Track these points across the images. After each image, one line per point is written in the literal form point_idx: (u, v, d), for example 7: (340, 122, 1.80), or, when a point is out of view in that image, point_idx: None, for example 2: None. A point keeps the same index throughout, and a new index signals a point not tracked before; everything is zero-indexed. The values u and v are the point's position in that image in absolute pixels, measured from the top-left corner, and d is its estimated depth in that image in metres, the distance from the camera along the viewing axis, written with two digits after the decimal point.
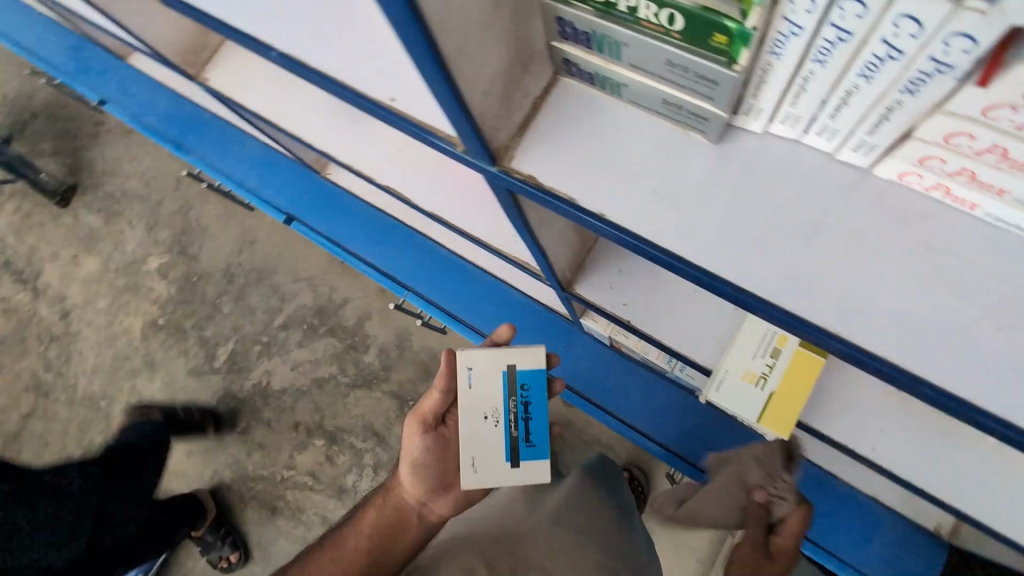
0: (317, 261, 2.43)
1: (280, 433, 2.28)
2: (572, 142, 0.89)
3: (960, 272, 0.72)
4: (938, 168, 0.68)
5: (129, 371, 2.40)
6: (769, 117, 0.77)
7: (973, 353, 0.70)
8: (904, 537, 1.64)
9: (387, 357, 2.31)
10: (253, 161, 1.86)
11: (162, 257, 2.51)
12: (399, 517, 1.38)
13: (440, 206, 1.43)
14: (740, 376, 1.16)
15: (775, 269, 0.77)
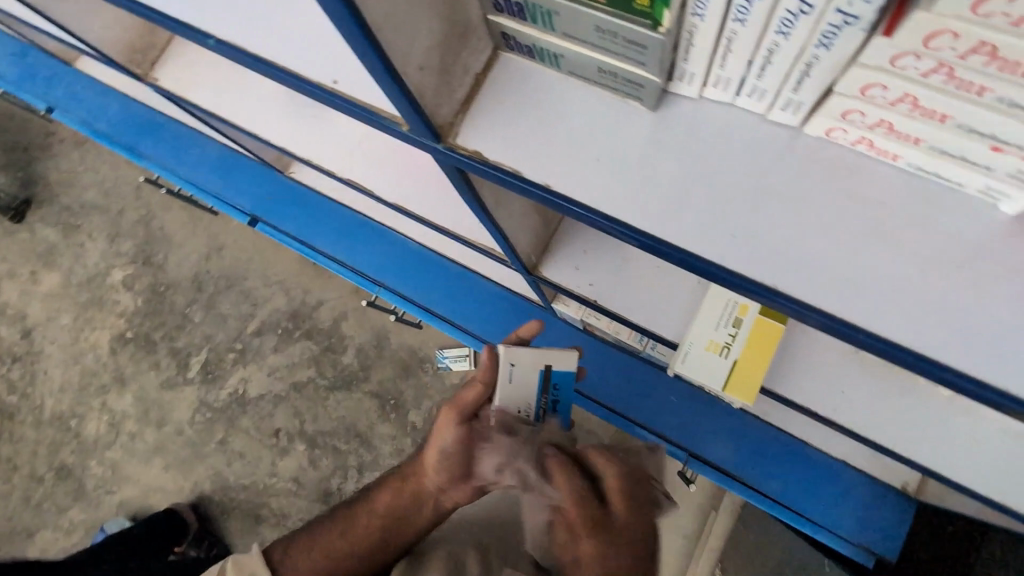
0: (289, 263, 2.15)
1: (259, 442, 2.02)
2: (502, 103, 0.64)
3: (923, 249, 0.54)
4: (858, 123, 0.52)
5: (99, 386, 2.14)
6: (702, 82, 0.57)
7: (957, 315, 0.52)
8: (877, 499, 1.36)
9: (365, 356, 2.04)
10: (214, 164, 1.83)
11: (126, 268, 2.21)
12: (414, 501, 0.87)
13: (402, 196, 1.25)
14: (702, 347, 0.99)
15: (706, 225, 0.58)
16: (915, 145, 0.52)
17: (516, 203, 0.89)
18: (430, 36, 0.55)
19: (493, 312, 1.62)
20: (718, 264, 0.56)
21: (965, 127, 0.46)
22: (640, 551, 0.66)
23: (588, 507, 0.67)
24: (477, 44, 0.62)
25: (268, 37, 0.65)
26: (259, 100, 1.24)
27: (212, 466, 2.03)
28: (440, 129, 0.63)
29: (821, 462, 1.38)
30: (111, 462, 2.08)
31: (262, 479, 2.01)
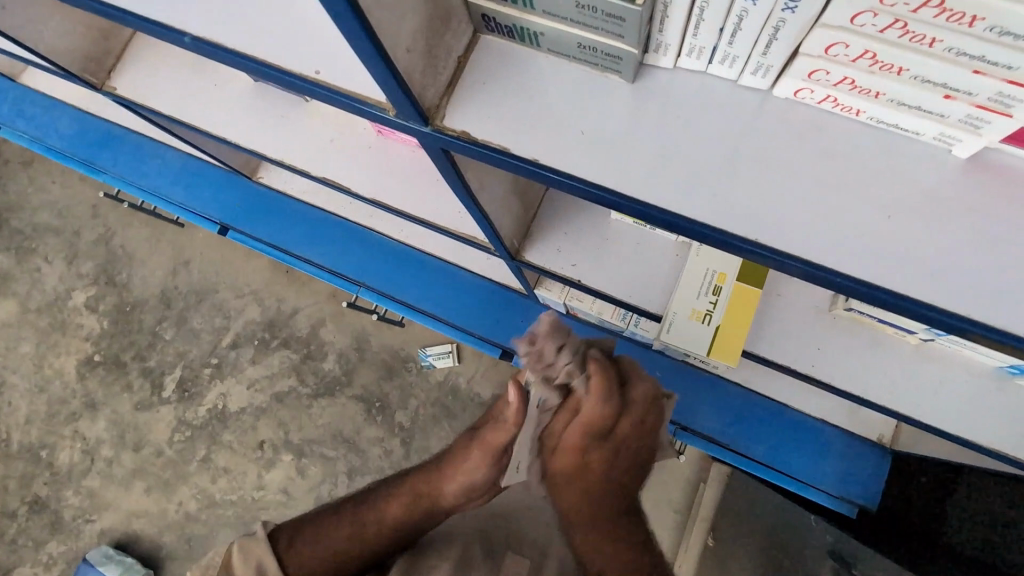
0: (260, 272, 2.10)
1: (244, 455, 1.98)
2: (485, 84, 0.64)
3: (892, 197, 0.56)
4: (824, 82, 0.54)
5: (69, 414, 2.06)
6: (677, 53, 0.58)
7: (929, 256, 0.55)
8: (857, 453, 1.42)
9: (346, 361, 2.02)
10: (176, 173, 1.77)
11: (88, 289, 2.13)
12: (430, 517, 0.86)
13: (377, 189, 1.22)
14: (686, 316, 1.00)
15: (690, 188, 0.59)
16: (877, 100, 0.54)
17: (496, 185, 0.89)
18: (415, 17, 0.56)
19: (477, 304, 1.62)
20: (699, 223, 0.58)
21: (921, 79, 0.49)
22: (613, 462, 0.82)
23: (603, 417, 0.80)
24: (458, 27, 0.62)
25: (244, 28, 0.63)
26: (230, 103, 1.25)
27: (196, 485, 1.97)
28: (428, 112, 0.62)
29: (803, 423, 1.44)
30: (89, 491, 2.01)
31: (249, 493, 1.96)
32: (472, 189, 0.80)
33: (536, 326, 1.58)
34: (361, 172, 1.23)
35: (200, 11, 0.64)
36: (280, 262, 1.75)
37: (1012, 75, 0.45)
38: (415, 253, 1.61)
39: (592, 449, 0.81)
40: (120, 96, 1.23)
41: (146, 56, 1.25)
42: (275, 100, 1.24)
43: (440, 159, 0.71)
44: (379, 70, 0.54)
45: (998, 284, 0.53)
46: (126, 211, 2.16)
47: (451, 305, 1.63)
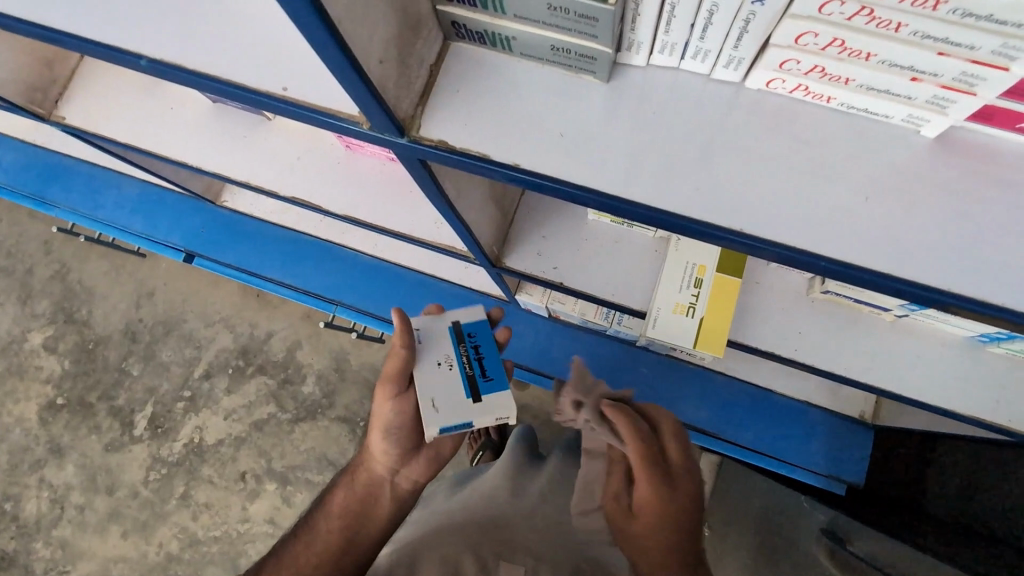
0: (230, 298, 2.04)
1: (226, 488, 1.91)
2: (460, 91, 0.63)
3: (865, 179, 0.58)
4: (795, 71, 0.56)
5: (33, 462, 1.96)
6: (649, 50, 0.60)
7: (905, 233, 0.57)
8: (842, 430, 1.46)
9: (326, 383, 1.97)
10: (135, 202, 1.71)
11: (46, 330, 2.04)
12: (374, 489, 0.85)
13: (348, 205, 1.20)
14: (670, 310, 1.00)
15: (670, 182, 0.59)
16: (846, 86, 0.56)
17: (473, 193, 0.88)
18: (388, 27, 0.55)
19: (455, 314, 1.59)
20: (684, 217, 0.59)
21: (889, 63, 0.51)
22: (683, 504, 0.74)
23: (651, 448, 0.78)
24: (429, 36, 0.62)
25: (201, 47, 0.61)
26: (188, 126, 1.22)
27: (176, 524, 1.90)
28: (403, 122, 0.62)
29: (787, 406, 1.48)
30: (60, 540, 1.91)
31: (234, 527, 1.89)
32: (452, 199, 0.80)
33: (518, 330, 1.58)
34: (330, 189, 1.20)
35: (149, 31, 0.62)
36: (253, 286, 1.70)
37: (974, 55, 0.47)
38: (389, 266, 1.59)
39: (660, 486, 0.74)
40: (71, 126, 1.19)
41: (99, 83, 1.22)
42: (241, 123, 1.22)
43: (419, 171, 0.70)
44: (349, 81, 0.53)
45: (977, 256, 0.55)
46: (81, 245, 2.08)
47: None
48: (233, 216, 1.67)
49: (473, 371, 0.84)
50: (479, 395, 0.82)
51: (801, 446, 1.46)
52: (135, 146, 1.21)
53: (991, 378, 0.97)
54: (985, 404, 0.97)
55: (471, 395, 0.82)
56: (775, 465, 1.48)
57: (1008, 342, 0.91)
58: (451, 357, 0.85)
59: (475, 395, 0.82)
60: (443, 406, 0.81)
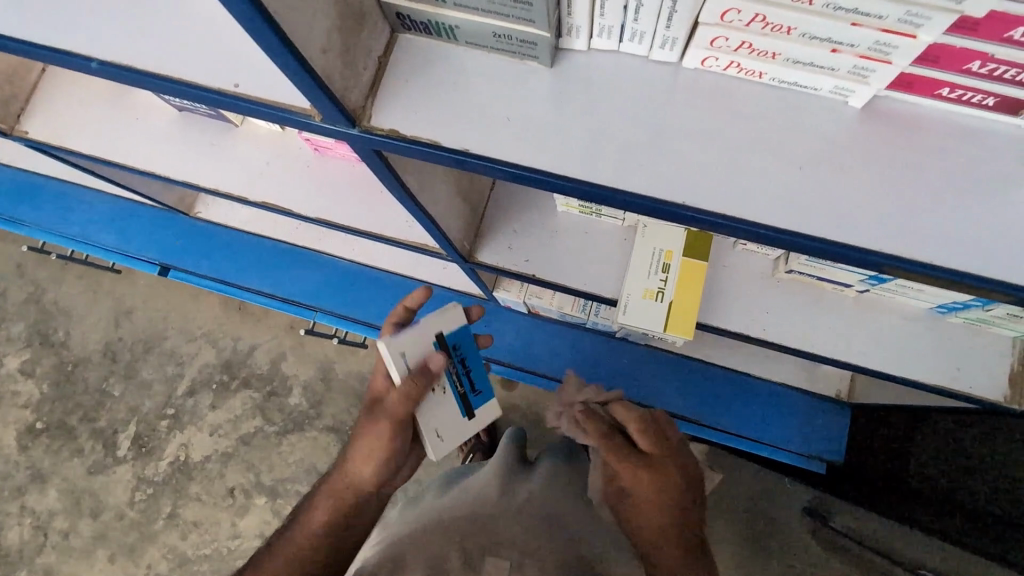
0: (211, 313, 2.02)
1: (214, 505, 1.88)
2: (409, 81, 0.64)
3: (806, 151, 0.60)
4: (726, 48, 0.58)
5: (13, 489, 1.91)
6: (589, 34, 0.61)
7: (856, 203, 0.58)
8: (820, 411, 1.49)
9: (312, 394, 1.95)
10: (103, 216, 1.69)
11: (22, 353, 1.99)
12: (356, 499, 0.84)
13: (320, 209, 1.18)
14: (639, 296, 1.00)
15: (621, 163, 0.60)
16: (774, 60, 0.58)
17: (438, 186, 0.88)
18: (328, 19, 0.55)
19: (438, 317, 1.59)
20: (634, 195, 0.59)
21: (809, 36, 0.53)
22: (667, 482, 0.84)
23: (621, 442, 0.86)
24: (375, 28, 0.62)
25: (151, 44, 0.61)
26: (155, 137, 1.22)
27: (165, 545, 1.86)
28: (354, 113, 0.62)
29: (766, 390, 1.50)
30: (44, 569, 1.86)
31: (224, 545, 1.86)
32: (414, 191, 0.80)
33: (499, 328, 1.58)
34: (300, 192, 1.19)
35: (99, 34, 0.62)
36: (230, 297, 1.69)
37: (885, 24, 0.49)
38: (370, 271, 1.59)
39: (641, 473, 0.84)
40: (33, 139, 1.18)
41: (58, 97, 1.21)
42: (208, 131, 1.23)
43: (377, 163, 0.70)
44: (295, 74, 0.54)
45: (928, 222, 0.57)
46: (55, 266, 2.04)
47: None
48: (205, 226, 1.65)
49: (465, 388, 0.91)
50: (471, 412, 0.91)
51: (782, 427, 1.49)
52: (102, 156, 1.21)
53: (953, 349, 0.99)
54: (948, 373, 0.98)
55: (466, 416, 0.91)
56: (759, 449, 1.50)
57: (964, 311, 0.94)
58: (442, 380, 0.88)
59: (469, 411, 0.91)
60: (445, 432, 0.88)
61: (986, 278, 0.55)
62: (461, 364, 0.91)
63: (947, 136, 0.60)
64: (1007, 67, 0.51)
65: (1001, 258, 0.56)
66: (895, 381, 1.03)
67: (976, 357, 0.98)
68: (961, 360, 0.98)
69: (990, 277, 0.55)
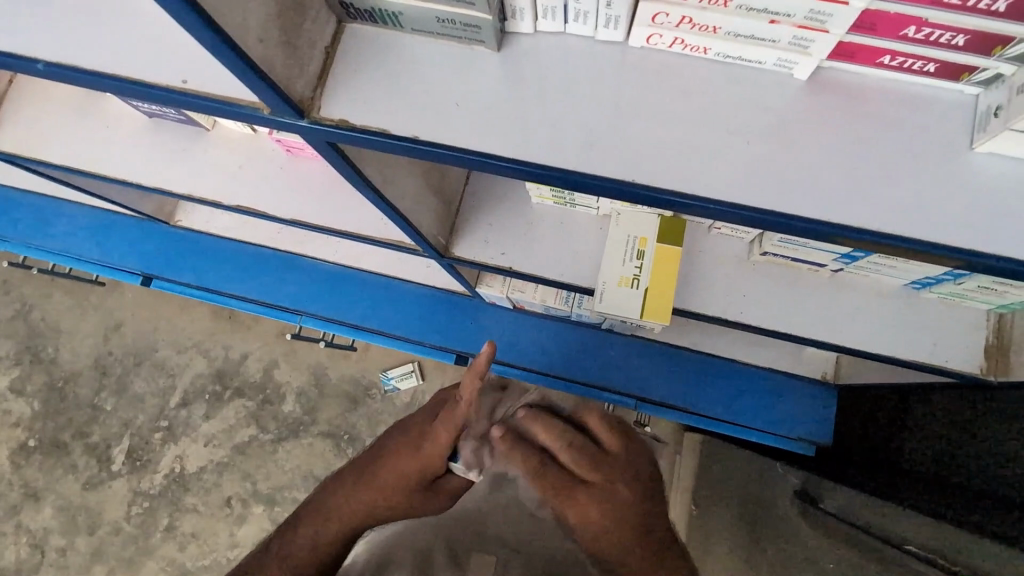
0: (200, 323, 2.01)
1: (212, 516, 1.87)
2: (357, 70, 0.63)
3: (758, 125, 0.60)
4: (668, 24, 0.58)
5: (8, 508, 1.90)
6: (533, 16, 0.61)
7: (812, 175, 0.58)
8: (805, 393, 1.50)
9: (307, 400, 1.94)
10: (81, 228, 1.68)
11: (12, 371, 1.98)
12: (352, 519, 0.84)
13: (294, 209, 1.17)
14: (616, 284, 0.99)
15: (580, 146, 0.60)
16: (717, 34, 0.58)
17: (406, 181, 0.88)
18: (264, 8, 0.54)
19: (425, 316, 1.60)
20: (586, 174, 0.59)
21: (746, 7, 0.54)
22: (618, 504, 0.74)
23: (557, 474, 0.76)
24: (318, 17, 0.61)
25: (101, 44, 0.60)
26: (129, 145, 1.23)
27: (163, 557, 1.85)
28: (302, 105, 0.61)
29: (753, 373, 1.51)
30: None
31: (223, 556, 1.85)
32: (374, 183, 0.79)
33: (485, 325, 1.58)
34: (274, 195, 1.18)
35: (45, 35, 0.60)
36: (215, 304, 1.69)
37: None
38: (354, 273, 1.59)
39: (588, 507, 0.72)
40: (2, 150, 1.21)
41: (29, 111, 1.23)
42: (179, 137, 1.23)
43: (335, 156, 0.70)
44: (233, 66, 0.53)
45: (886, 190, 0.58)
46: (42, 282, 2.03)
47: (397, 319, 1.60)
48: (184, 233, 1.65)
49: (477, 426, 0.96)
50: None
51: (769, 411, 1.50)
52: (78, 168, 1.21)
53: (926, 321, 1.04)
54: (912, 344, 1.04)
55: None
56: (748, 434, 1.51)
57: (939, 286, 0.97)
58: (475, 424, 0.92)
59: None
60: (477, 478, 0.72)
61: (929, 241, 0.56)
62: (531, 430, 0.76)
63: (888, 104, 0.60)
64: (942, 32, 0.52)
65: (946, 222, 0.56)
66: (873, 357, 1.05)
67: (940, 327, 1.03)
68: (928, 331, 1.04)
69: (935, 241, 0.56)
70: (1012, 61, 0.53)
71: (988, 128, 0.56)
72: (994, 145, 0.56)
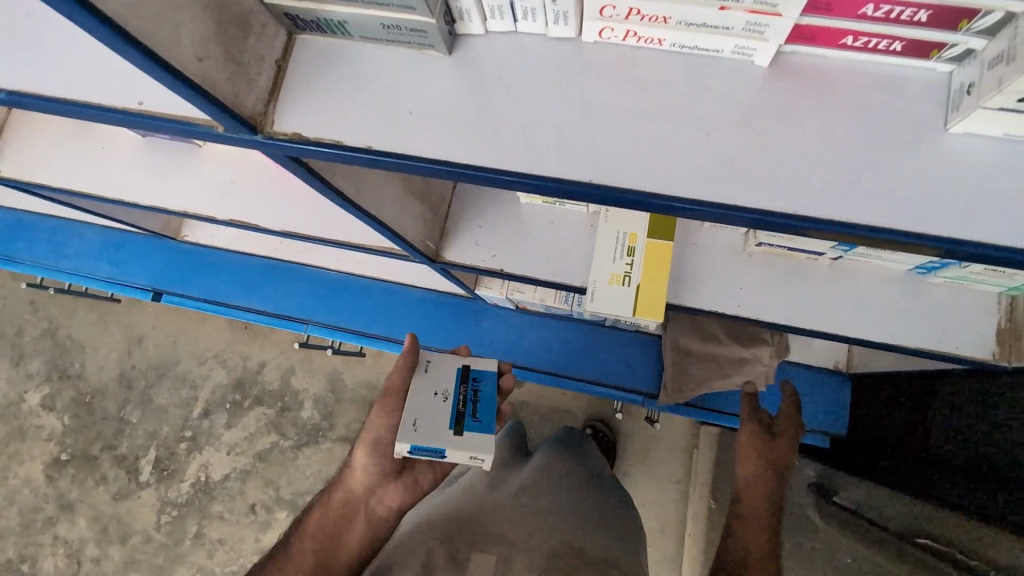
0: (217, 333, 2.05)
1: (237, 522, 1.91)
2: (311, 82, 0.63)
3: (714, 114, 0.59)
4: (616, 17, 0.57)
5: (45, 520, 1.97)
6: (481, 17, 0.60)
7: (773, 165, 0.56)
8: (816, 383, 1.46)
9: (324, 406, 1.97)
10: (92, 248, 1.73)
11: (42, 388, 2.05)
12: (353, 511, 0.86)
13: (286, 219, 1.17)
14: (606, 282, 0.98)
15: (536, 146, 0.59)
16: (667, 25, 0.57)
17: (385, 187, 0.88)
18: (198, 24, 0.54)
19: (427, 319, 1.60)
20: (547, 176, 0.58)
21: None
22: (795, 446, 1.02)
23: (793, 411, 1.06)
24: (264, 31, 0.61)
25: (69, 73, 0.61)
26: (127, 166, 1.27)
27: (193, 564, 1.90)
28: (253, 120, 0.61)
29: None
30: None
31: (248, 562, 1.88)
32: (348, 193, 0.79)
33: (488, 326, 1.57)
34: (265, 207, 1.19)
35: (6, 63, 0.61)
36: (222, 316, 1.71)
37: None
38: (356, 279, 1.61)
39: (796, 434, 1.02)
40: (8, 178, 1.26)
41: (32, 138, 1.27)
42: (173, 154, 1.25)
43: (297, 169, 0.69)
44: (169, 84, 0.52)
45: (852, 175, 0.56)
46: (67, 301, 2.10)
47: (399, 323, 1.60)
48: (191, 248, 1.70)
49: (464, 409, 0.85)
50: (462, 430, 0.82)
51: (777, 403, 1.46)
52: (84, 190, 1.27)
53: (939, 306, 1.00)
54: (923, 332, 0.99)
55: (453, 427, 0.83)
56: None
57: (943, 270, 0.94)
58: (448, 391, 0.87)
59: (457, 430, 0.82)
60: (421, 425, 0.82)
61: (901, 231, 0.54)
62: (473, 391, 0.87)
63: (857, 88, 0.58)
64: (902, 8, 0.50)
65: (919, 209, 0.54)
66: (878, 345, 1.01)
67: (949, 309, 0.99)
68: (940, 316, 0.99)
69: (905, 230, 0.54)
70: (981, 36, 0.51)
71: (961, 107, 0.54)
72: (967, 123, 0.54)
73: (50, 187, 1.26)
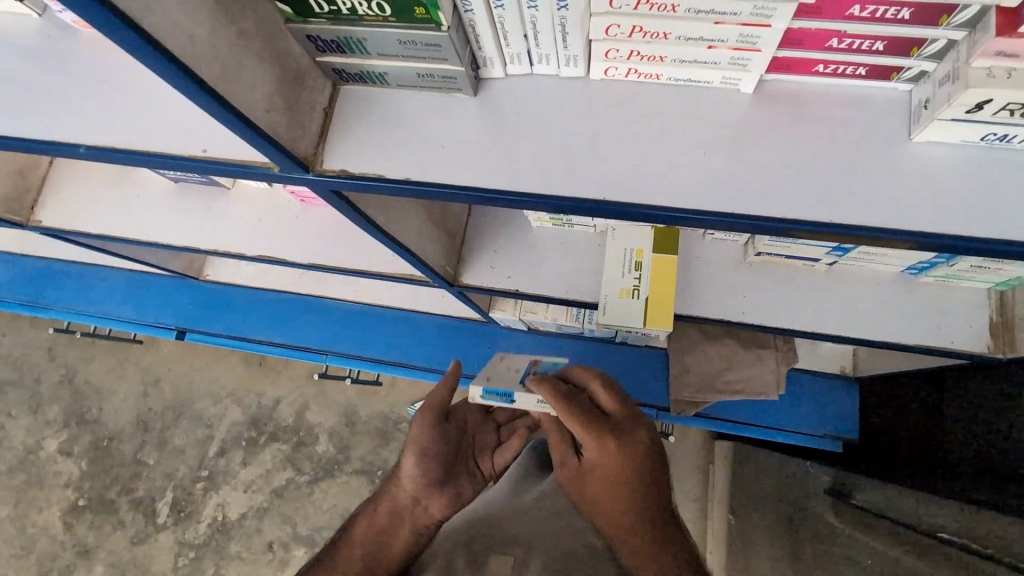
0: (232, 371, 2.07)
1: (255, 562, 1.89)
2: (348, 125, 0.66)
3: (729, 136, 0.61)
4: (619, 58, 0.61)
5: (62, 569, 1.94)
6: (502, 63, 0.64)
7: (794, 173, 0.59)
8: (828, 390, 1.47)
9: (339, 439, 1.97)
10: (117, 292, 1.77)
11: (60, 434, 2.06)
12: (397, 520, 0.82)
13: (314, 253, 1.21)
14: (616, 296, 1.00)
15: (559, 173, 0.62)
16: (664, 63, 0.61)
17: (408, 217, 0.91)
18: (265, 82, 0.58)
19: (444, 343, 1.62)
20: (577, 200, 0.61)
21: (685, 38, 0.56)
22: (630, 453, 0.73)
23: (585, 404, 0.78)
24: (315, 84, 0.65)
25: (125, 124, 0.65)
26: (155, 208, 1.31)
27: None
28: (306, 160, 0.64)
29: None
30: None
31: None
32: (376, 221, 0.81)
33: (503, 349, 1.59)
34: (293, 242, 1.22)
35: (72, 119, 0.65)
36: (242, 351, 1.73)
37: (742, 19, 0.53)
38: (369, 309, 1.64)
39: (607, 438, 0.74)
40: (46, 227, 1.30)
41: (65, 188, 1.31)
42: (202, 197, 1.30)
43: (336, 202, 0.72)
44: (233, 123, 0.55)
45: (868, 183, 0.58)
46: (84, 347, 2.12)
47: (417, 349, 1.62)
48: (212, 287, 1.73)
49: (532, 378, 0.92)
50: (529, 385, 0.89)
51: (788, 409, 1.47)
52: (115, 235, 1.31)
53: (943, 306, 1.02)
54: (939, 331, 1.00)
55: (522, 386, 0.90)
56: (774, 436, 1.47)
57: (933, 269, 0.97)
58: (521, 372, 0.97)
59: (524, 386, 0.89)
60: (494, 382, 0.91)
61: (921, 232, 0.56)
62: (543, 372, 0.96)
63: (858, 106, 0.61)
64: (861, 40, 0.55)
65: (936, 212, 0.56)
66: (894, 348, 1.03)
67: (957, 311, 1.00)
68: (946, 315, 1.01)
69: (924, 232, 0.56)
70: (930, 60, 0.55)
71: (920, 119, 0.57)
72: (929, 134, 0.57)
73: (83, 233, 1.30)
